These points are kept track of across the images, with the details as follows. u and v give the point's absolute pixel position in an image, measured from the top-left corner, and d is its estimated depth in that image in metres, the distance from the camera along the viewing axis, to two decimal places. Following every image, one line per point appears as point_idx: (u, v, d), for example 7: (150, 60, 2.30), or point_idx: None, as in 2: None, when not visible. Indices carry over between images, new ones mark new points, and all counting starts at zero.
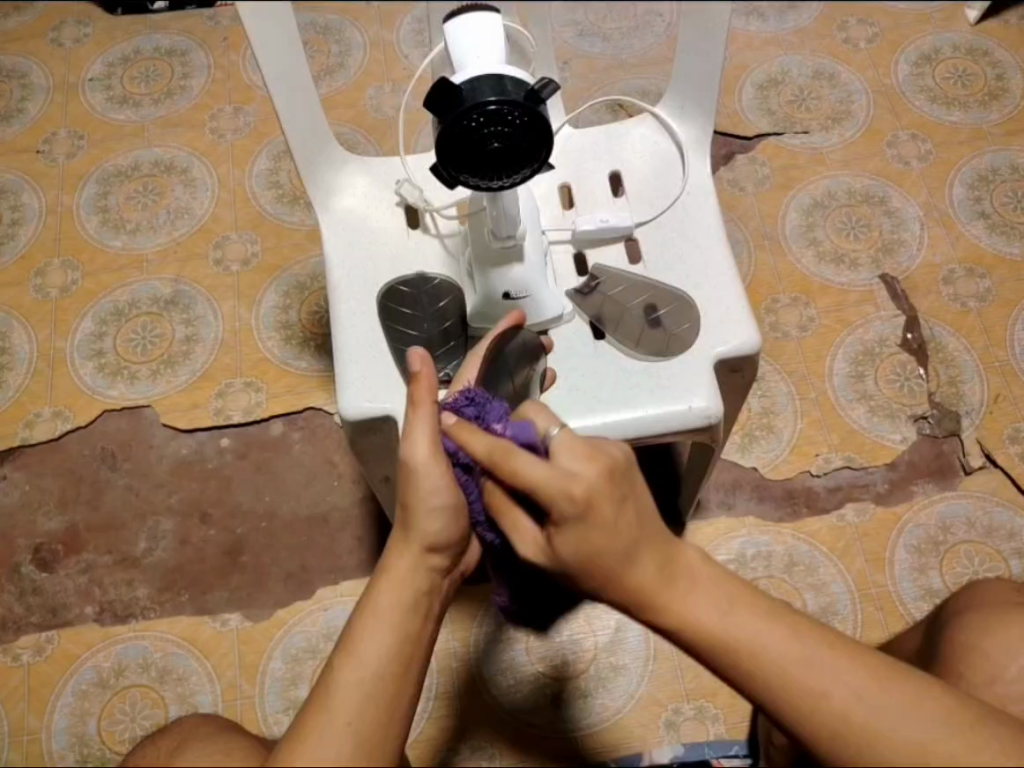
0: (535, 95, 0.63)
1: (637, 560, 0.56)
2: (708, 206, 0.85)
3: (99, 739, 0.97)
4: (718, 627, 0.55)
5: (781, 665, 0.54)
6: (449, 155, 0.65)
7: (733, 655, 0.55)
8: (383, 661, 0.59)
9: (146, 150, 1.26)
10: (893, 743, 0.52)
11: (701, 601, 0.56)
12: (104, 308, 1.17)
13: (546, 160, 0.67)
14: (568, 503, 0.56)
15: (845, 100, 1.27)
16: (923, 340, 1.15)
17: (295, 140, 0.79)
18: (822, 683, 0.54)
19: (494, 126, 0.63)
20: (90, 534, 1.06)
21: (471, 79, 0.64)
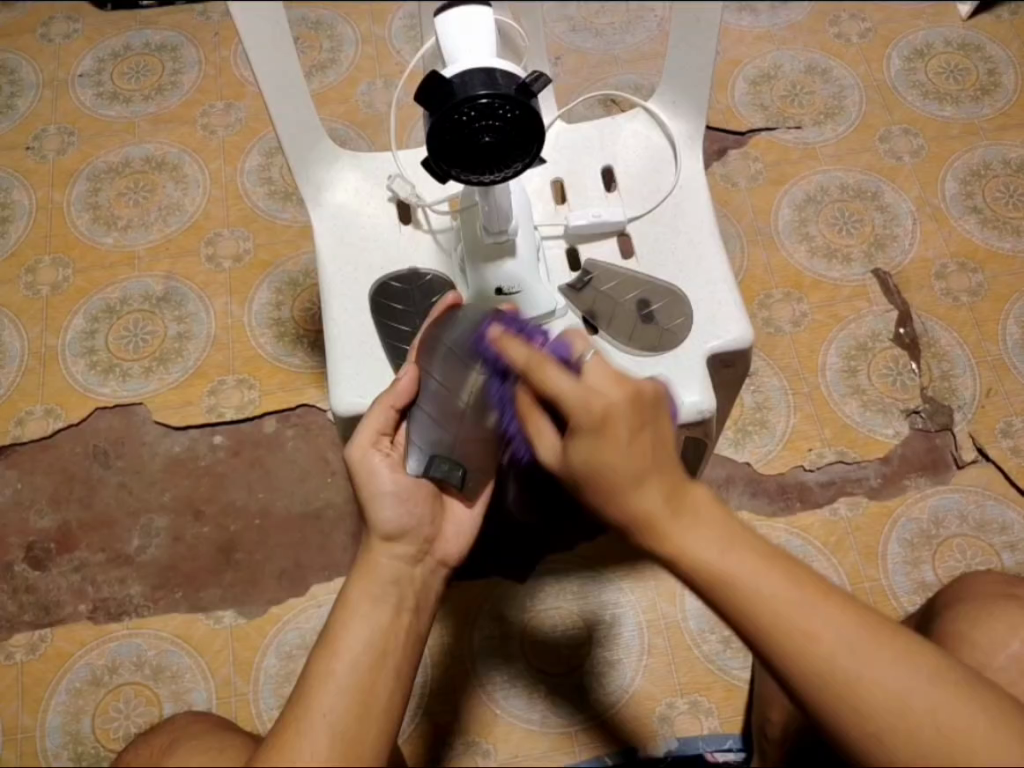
0: (526, 88, 0.63)
1: (643, 483, 0.57)
2: (700, 200, 0.85)
3: (93, 737, 0.96)
4: (717, 564, 0.55)
5: (776, 613, 0.53)
6: (440, 151, 0.65)
7: (729, 590, 0.54)
8: (356, 650, 0.60)
9: (137, 146, 1.26)
10: (880, 695, 0.52)
11: (699, 536, 0.56)
12: (96, 306, 1.17)
13: (538, 154, 0.66)
14: (588, 413, 0.58)
15: (837, 95, 1.27)
16: (915, 335, 1.15)
17: (286, 138, 0.78)
18: (813, 625, 0.53)
19: (485, 120, 0.63)
20: (83, 532, 1.05)
21: (462, 73, 0.63)
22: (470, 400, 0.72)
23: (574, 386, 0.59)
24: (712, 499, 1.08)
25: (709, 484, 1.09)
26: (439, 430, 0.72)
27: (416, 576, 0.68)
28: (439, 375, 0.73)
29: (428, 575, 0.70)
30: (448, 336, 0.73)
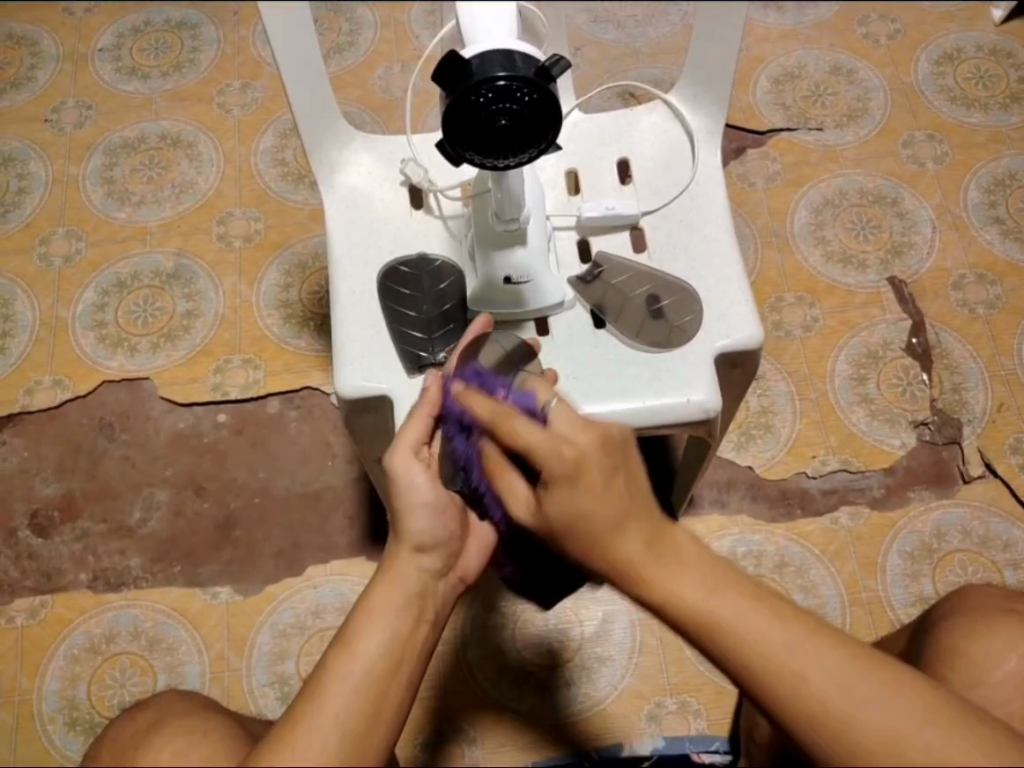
0: (545, 72, 0.62)
1: (623, 528, 0.56)
2: (716, 197, 0.84)
3: (88, 703, 0.98)
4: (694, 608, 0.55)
5: (759, 653, 0.53)
6: (455, 132, 0.64)
7: (713, 634, 0.54)
8: (371, 654, 0.60)
9: (153, 122, 1.26)
10: (865, 728, 0.51)
11: (678, 580, 0.55)
12: (108, 279, 1.18)
13: (554, 142, 0.65)
14: (558, 467, 0.57)
15: (861, 97, 1.25)
16: (928, 345, 1.13)
17: (304, 126, 0.79)
18: (798, 664, 0.53)
19: (502, 103, 0.62)
20: (86, 501, 1.07)
21: (481, 53, 0.62)
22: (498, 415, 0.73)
23: (544, 436, 0.58)
24: (712, 502, 1.08)
25: (709, 487, 1.08)
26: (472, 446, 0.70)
27: (438, 590, 0.67)
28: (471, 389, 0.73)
29: (450, 591, 0.69)
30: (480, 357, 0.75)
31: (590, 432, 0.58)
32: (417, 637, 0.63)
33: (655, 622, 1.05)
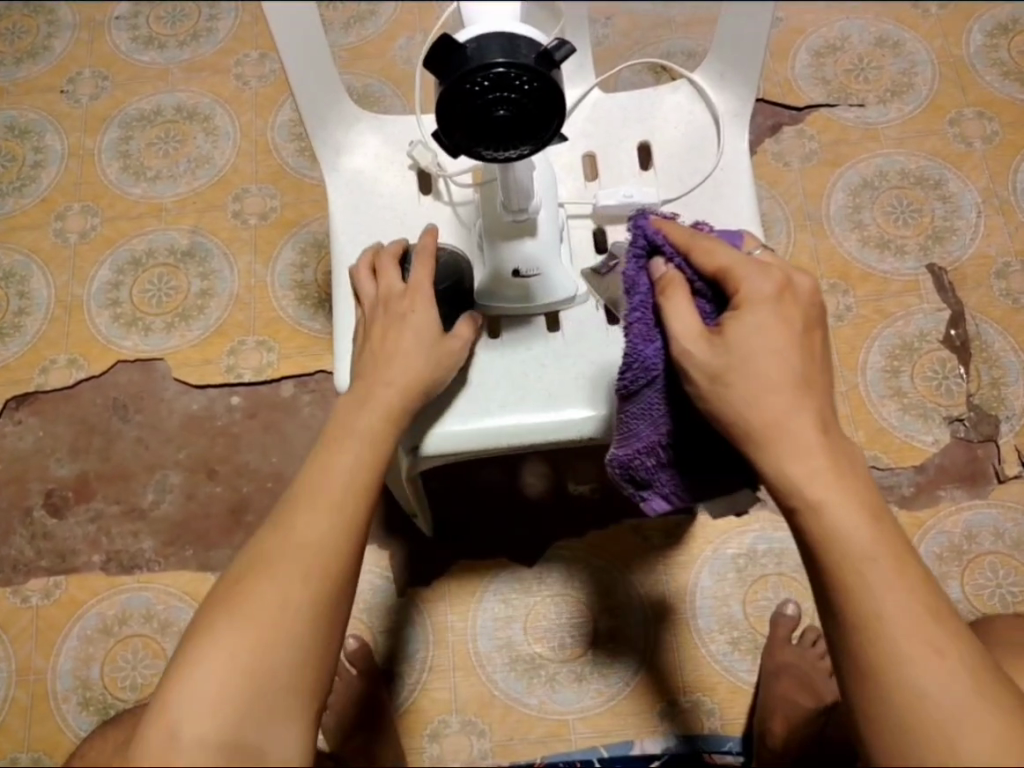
0: (546, 59, 0.58)
1: (802, 408, 0.55)
2: (741, 184, 0.79)
3: (101, 684, 0.99)
4: (802, 474, 0.54)
5: (874, 598, 0.52)
6: (450, 123, 0.60)
7: (837, 557, 0.53)
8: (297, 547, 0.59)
9: (169, 94, 1.23)
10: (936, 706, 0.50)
11: (794, 449, 0.54)
12: (122, 257, 1.16)
13: (558, 132, 0.61)
14: (762, 289, 0.57)
15: (907, 71, 1.18)
16: (967, 337, 1.08)
17: (307, 112, 0.76)
18: (904, 627, 0.51)
19: (499, 92, 0.58)
20: (100, 483, 1.07)
21: (478, 39, 0.59)
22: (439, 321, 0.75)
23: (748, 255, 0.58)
24: None
25: None
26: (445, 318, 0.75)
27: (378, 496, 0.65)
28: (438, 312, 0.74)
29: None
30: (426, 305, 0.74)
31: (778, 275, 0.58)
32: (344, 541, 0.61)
33: (671, 619, 1.02)
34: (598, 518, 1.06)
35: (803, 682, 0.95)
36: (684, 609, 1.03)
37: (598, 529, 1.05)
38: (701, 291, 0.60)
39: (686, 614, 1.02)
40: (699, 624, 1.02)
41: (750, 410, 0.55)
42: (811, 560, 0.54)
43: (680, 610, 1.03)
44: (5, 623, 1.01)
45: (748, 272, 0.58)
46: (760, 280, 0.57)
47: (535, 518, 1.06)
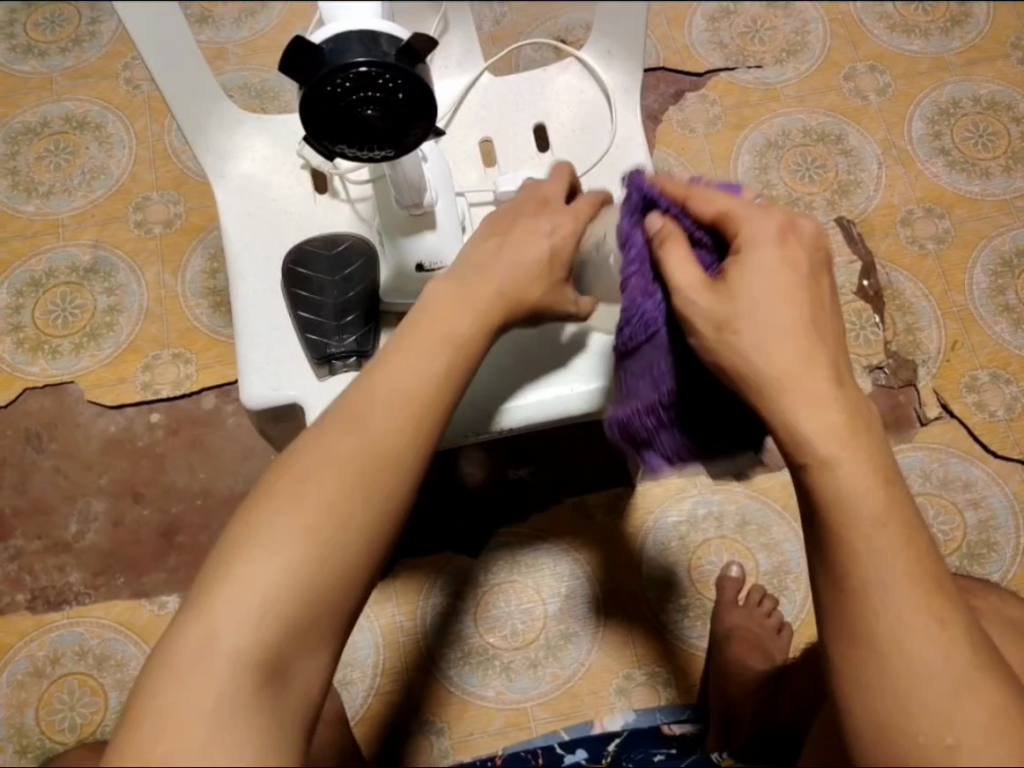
0: (412, 54, 0.55)
1: (806, 362, 0.51)
2: (638, 158, 0.79)
3: (38, 729, 0.95)
4: (818, 430, 0.50)
5: (873, 561, 0.49)
6: (318, 127, 0.57)
7: (837, 514, 0.50)
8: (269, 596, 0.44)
9: (55, 105, 1.18)
10: (914, 679, 0.48)
11: (798, 393, 0.51)
12: (20, 279, 1.10)
13: (434, 129, 0.59)
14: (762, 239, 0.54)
15: (800, 30, 1.20)
16: (880, 287, 1.10)
17: (186, 123, 0.72)
18: (895, 592, 0.49)
19: (364, 92, 0.55)
20: (18, 518, 1.02)
21: (335, 36, 0.55)
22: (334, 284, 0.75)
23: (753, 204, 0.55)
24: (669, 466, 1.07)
25: None
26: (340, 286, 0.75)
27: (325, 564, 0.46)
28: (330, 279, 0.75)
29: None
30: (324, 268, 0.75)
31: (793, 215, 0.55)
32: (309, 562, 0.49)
33: (619, 593, 1.03)
34: (535, 502, 1.06)
35: (753, 642, 0.97)
36: (632, 582, 1.04)
37: (537, 512, 1.05)
38: (701, 240, 0.58)
39: (635, 587, 1.03)
40: (648, 595, 1.03)
41: (764, 363, 0.51)
42: (813, 522, 0.51)
43: (629, 584, 1.03)
44: None
45: (748, 215, 0.55)
46: (762, 221, 0.55)
47: (469, 511, 1.05)
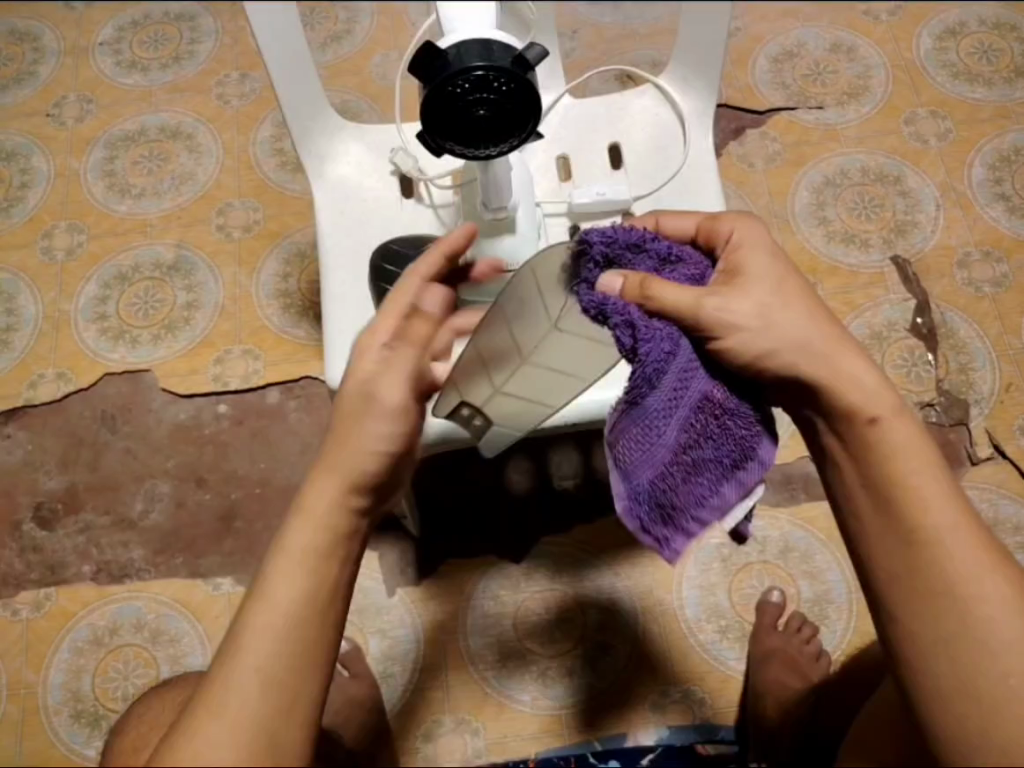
0: (521, 61, 0.64)
1: (858, 357, 0.60)
2: (708, 178, 0.85)
3: (93, 695, 0.99)
4: (878, 413, 0.58)
5: (935, 532, 0.56)
6: (435, 121, 0.67)
7: (897, 488, 0.57)
8: (283, 609, 0.52)
9: (152, 115, 1.27)
10: (994, 643, 0.54)
11: (864, 369, 0.59)
12: (109, 273, 1.18)
13: (532, 130, 0.69)
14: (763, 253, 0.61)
15: (863, 75, 1.23)
16: (933, 325, 1.11)
17: (293, 123, 0.83)
18: (965, 565, 0.56)
19: (479, 93, 0.65)
20: (89, 494, 1.08)
21: (458, 43, 0.65)
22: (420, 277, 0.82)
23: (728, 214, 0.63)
24: None
25: None
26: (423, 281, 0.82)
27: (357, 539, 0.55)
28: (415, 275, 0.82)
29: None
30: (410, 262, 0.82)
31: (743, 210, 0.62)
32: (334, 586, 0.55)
33: (658, 610, 1.04)
34: (582, 515, 1.07)
35: (789, 662, 0.97)
36: (671, 600, 1.04)
37: (583, 524, 1.07)
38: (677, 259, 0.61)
39: (673, 605, 1.04)
40: (687, 614, 1.04)
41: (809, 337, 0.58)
42: (877, 501, 0.58)
43: (668, 601, 1.04)
44: None
45: (735, 219, 0.63)
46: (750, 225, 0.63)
47: (515, 520, 1.07)
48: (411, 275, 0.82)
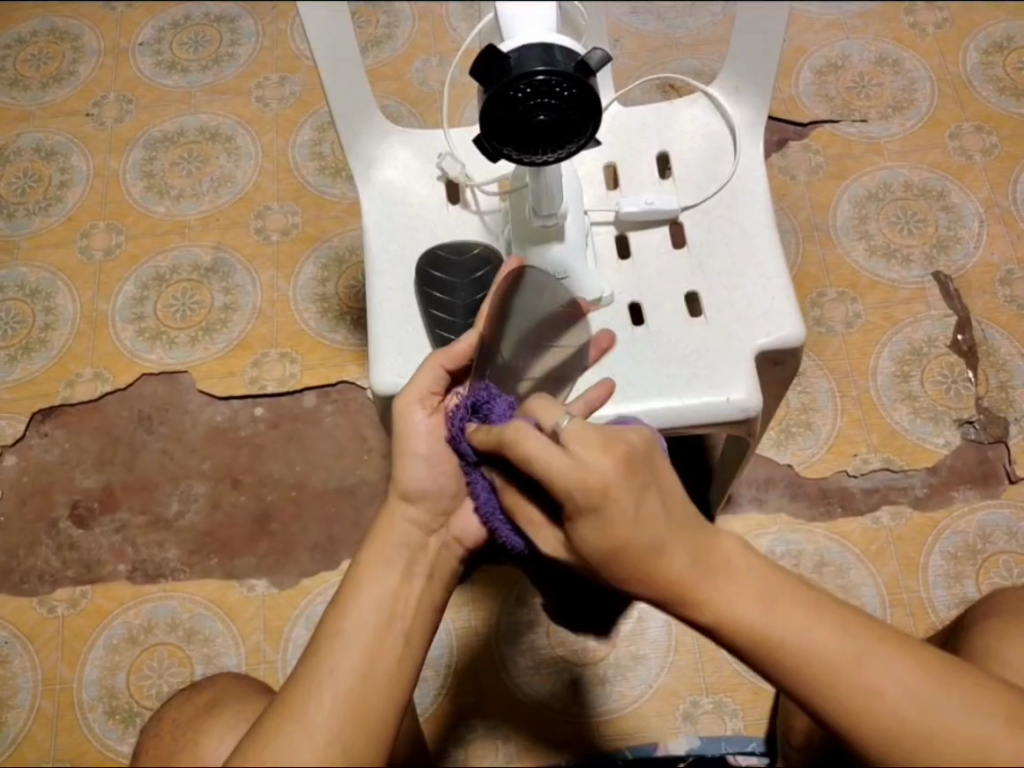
0: (585, 66, 0.65)
1: (666, 546, 0.51)
2: (758, 190, 0.85)
3: (127, 692, 1.00)
4: (715, 595, 0.51)
5: (825, 666, 0.49)
6: (494, 127, 0.67)
7: (762, 646, 0.50)
8: (365, 614, 0.57)
9: (192, 116, 1.27)
10: (949, 732, 0.49)
11: (741, 597, 0.50)
12: (146, 273, 1.19)
13: (592, 136, 0.69)
14: (583, 495, 0.52)
15: (907, 88, 1.22)
16: (974, 342, 1.10)
17: (342, 124, 0.82)
18: (867, 681, 0.49)
19: (540, 98, 0.65)
20: (125, 493, 1.08)
21: (519, 48, 0.65)
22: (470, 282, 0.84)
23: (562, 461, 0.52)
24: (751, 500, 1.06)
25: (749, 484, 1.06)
26: (473, 286, 0.84)
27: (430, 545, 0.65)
28: (462, 280, 0.84)
29: (446, 552, 0.66)
30: (460, 268, 0.85)
31: (614, 450, 0.52)
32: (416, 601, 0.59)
33: None
34: None
35: None
36: None
37: None
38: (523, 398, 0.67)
39: None
40: None
41: (636, 535, 0.51)
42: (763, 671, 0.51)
43: None
44: (32, 633, 1.02)
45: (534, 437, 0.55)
46: (594, 461, 0.52)
47: None
48: (461, 282, 0.84)
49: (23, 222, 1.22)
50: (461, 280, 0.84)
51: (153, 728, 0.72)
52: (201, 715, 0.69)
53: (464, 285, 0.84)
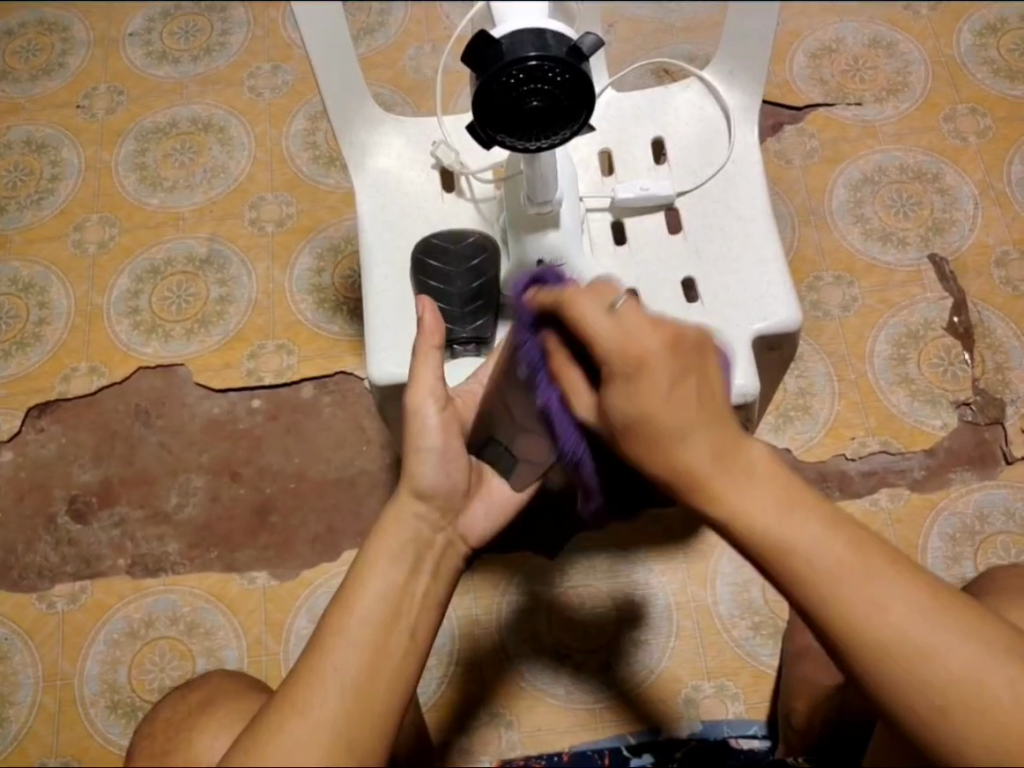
0: (577, 51, 0.64)
1: (690, 436, 0.52)
2: (754, 174, 0.85)
3: (128, 687, 1.00)
4: (734, 498, 0.51)
5: (833, 581, 0.49)
6: (487, 115, 0.67)
7: (769, 550, 0.50)
8: (369, 605, 0.56)
9: (184, 107, 1.26)
10: (948, 663, 0.48)
11: (754, 494, 0.51)
12: (140, 266, 1.18)
13: (586, 122, 0.68)
14: (619, 355, 0.54)
15: (901, 71, 1.22)
16: (970, 324, 1.11)
17: (333, 109, 0.82)
18: (874, 595, 0.48)
19: (533, 84, 0.65)
20: (123, 487, 1.08)
21: (511, 34, 0.65)
22: (469, 274, 0.83)
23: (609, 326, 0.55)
24: None
25: None
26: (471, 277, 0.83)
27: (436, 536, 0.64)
28: (460, 273, 0.83)
29: (451, 540, 0.66)
30: (457, 258, 0.83)
31: (663, 329, 0.54)
32: (423, 591, 0.59)
33: (692, 606, 1.04)
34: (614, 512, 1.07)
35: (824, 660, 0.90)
36: (705, 596, 1.04)
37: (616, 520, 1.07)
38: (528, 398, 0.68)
39: (707, 600, 1.04)
40: (720, 610, 1.04)
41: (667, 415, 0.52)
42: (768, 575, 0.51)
43: (701, 597, 1.04)
44: (32, 628, 1.02)
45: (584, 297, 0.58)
46: (637, 326, 0.55)
47: (546, 514, 1.07)
48: (457, 273, 0.83)
49: (15, 216, 1.21)
50: (457, 270, 0.83)
51: (153, 723, 0.72)
52: (205, 708, 0.69)
53: (462, 276, 0.83)
